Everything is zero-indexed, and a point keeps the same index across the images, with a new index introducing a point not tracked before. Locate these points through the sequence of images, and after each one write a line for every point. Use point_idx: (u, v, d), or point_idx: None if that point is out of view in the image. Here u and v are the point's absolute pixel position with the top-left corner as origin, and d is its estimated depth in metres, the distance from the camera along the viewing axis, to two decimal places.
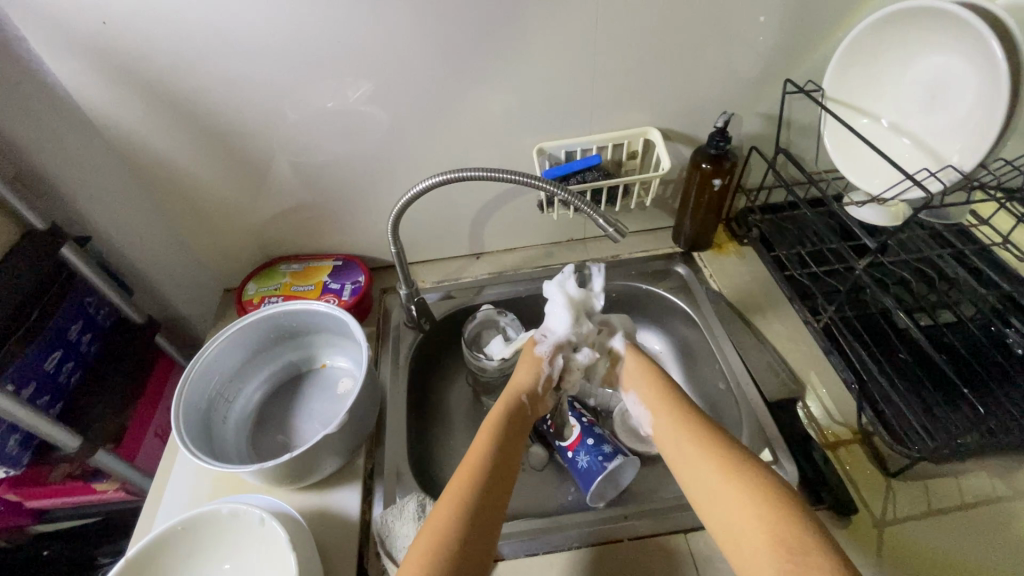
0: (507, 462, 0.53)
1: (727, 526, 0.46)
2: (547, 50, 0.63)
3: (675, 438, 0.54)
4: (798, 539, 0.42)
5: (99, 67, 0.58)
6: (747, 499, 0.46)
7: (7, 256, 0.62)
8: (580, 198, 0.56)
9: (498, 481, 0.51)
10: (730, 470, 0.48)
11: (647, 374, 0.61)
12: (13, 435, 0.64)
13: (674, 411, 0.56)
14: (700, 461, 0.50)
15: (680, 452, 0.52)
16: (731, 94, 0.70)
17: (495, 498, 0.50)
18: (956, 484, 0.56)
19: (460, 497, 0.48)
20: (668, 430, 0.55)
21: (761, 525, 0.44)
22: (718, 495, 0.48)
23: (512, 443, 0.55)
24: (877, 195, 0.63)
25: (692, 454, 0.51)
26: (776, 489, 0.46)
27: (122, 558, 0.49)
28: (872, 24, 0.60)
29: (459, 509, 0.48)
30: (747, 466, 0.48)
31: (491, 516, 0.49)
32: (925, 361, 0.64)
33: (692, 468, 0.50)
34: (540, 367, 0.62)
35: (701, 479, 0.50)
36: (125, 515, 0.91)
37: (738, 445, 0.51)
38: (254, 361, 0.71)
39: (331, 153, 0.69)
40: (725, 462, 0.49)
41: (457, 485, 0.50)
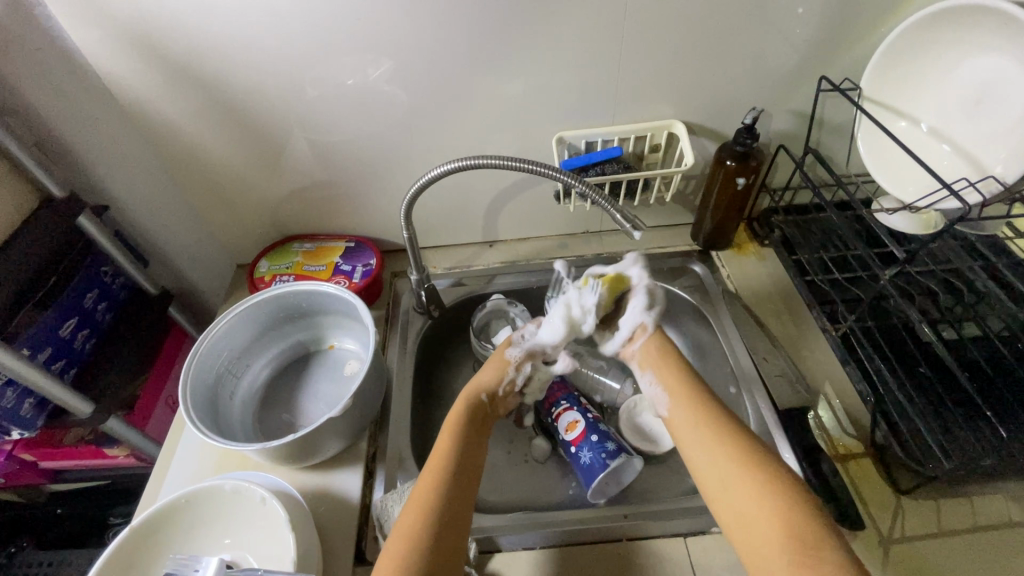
0: (467, 462, 0.53)
1: (738, 518, 0.46)
2: (573, 35, 0.60)
3: (689, 427, 0.53)
4: (812, 536, 0.42)
5: (118, 36, 0.57)
6: (762, 494, 0.45)
7: (26, 222, 0.63)
8: (598, 192, 0.55)
9: (460, 480, 0.51)
10: (747, 463, 0.48)
11: (665, 358, 0.60)
12: (28, 398, 0.66)
13: (691, 398, 0.55)
14: (715, 452, 0.50)
15: (693, 441, 0.52)
16: (763, 89, 0.67)
17: (461, 496, 0.50)
18: (968, 506, 0.54)
19: (426, 500, 0.49)
20: (685, 414, 0.55)
21: (776, 521, 0.44)
22: (732, 487, 0.47)
23: (473, 443, 0.56)
24: (909, 204, 0.60)
25: (706, 446, 0.51)
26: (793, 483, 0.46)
27: (127, 526, 0.50)
28: (919, 21, 0.56)
29: (425, 511, 0.48)
30: (765, 460, 0.48)
31: (457, 514, 0.49)
32: (946, 377, 0.62)
33: (706, 459, 0.50)
34: (505, 369, 0.63)
35: (715, 469, 0.49)
36: (135, 479, 0.93)
37: (755, 437, 0.51)
38: (263, 339, 0.72)
39: (348, 133, 0.69)
40: (741, 454, 0.49)
41: (421, 488, 0.50)
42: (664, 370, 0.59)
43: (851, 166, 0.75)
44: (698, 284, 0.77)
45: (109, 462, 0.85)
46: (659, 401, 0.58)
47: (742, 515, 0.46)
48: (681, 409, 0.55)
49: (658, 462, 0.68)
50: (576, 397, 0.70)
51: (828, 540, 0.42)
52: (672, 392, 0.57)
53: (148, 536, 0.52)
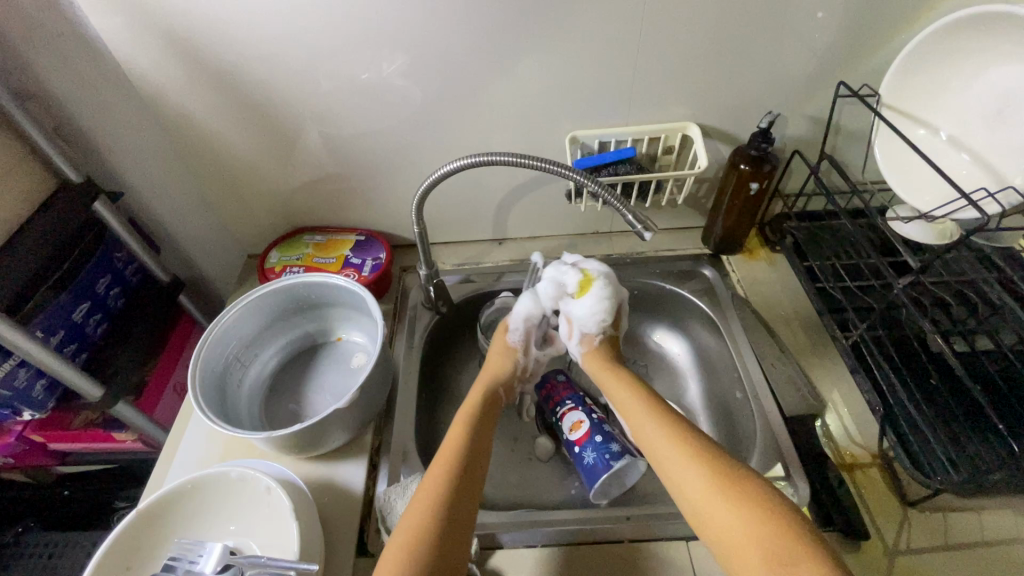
0: (477, 458, 0.53)
1: (715, 533, 0.45)
2: (590, 34, 0.60)
3: (655, 443, 0.53)
4: (788, 551, 0.41)
5: (138, 24, 0.58)
6: (735, 509, 0.44)
7: (44, 205, 0.64)
8: (611, 192, 0.55)
9: (469, 472, 0.51)
10: (718, 474, 0.47)
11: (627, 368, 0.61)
12: (39, 380, 0.66)
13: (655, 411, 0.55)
14: (681, 466, 0.49)
15: (661, 455, 0.51)
16: (779, 94, 0.67)
17: (469, 491, 0.50)
18: (977, 520, 0.53)
19: (437, 490, 0.48)
20: (657, 429, 0.53)
21: (751, 537, 0.43)
22: (705, 502, 0.46)
23: (484, 436, 0.56)
24: (926, 213, 0.59)
25: (675, 461, 0.50)
26: (769, 497, 0.45)
27: (133, 509, 0.51)
28: (943, 29, 0.55)
29: (436, 501, 0.48)
30: (736, 472, 0.47)
31: (465, 511, 0.48)
32: (957, 389, 0.61)
33: (676, 472, 0.49)
34: (512, 355, 0.67)
35: (684, 485, 0.48)
36: (141, 464, 0.94)
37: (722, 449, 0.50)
38: (272, 329, 0.72)
39: (360, 126, 0.69)
40: (713, 466, 0.48)
41: (429, 484, 0.49)
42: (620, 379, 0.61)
43: (867, 173, 0.74)
44: (708, 288, 0.77)
45: (117, 446, 0.86)
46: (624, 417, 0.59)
47: (717, 530, 0.45)
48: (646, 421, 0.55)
49: None
50: (581, 397, 0.70)
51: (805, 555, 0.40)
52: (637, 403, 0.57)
53: (154, 520, 0.52)
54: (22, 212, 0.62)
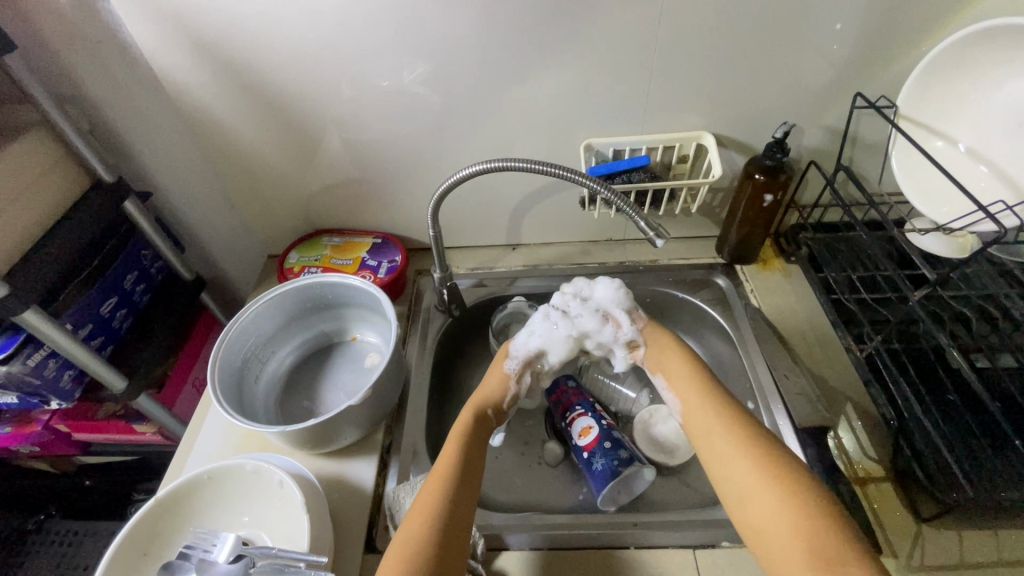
0: (469, 474, 0.53)
1: (758, 528, 0.45)
2: (608, 43, 0.61)
3: (707, 434, 0.52)
4: (835, 548, 0.40)
5: (172, 32, 0.60)
6: (783, 506, 0.44)
7: (78, 201, 0.67)
8: (623, 199, 0.55)
9: (464, 482, 0.52)
10: (773, 470, 0.46)
11: (674, 357, 0.61)
12: (67, 370, 0.69)
13: (711, 403, 0.54)
14: (735, 458, 0.49)
15: (713, 444, 0.51)
16: (796, 105, 0.67)
17: (463, 509, 0.50)
18: (994, 539, 0.52)
19: (432, 498, 0.49)
20: (706, 423, 0.53)
21: (795, 532, 0.42)
22: (752, 493, 0.46)
23: (476, 448, 0.56)
24: (943, 226, 0.59)
25: (727, 452, 0.49)
26: (815, 489, 0.44)
27: (153, 497, 0.53)
28: (960, 41, 0.55)
29: (430, 513, 0.48)
30: (790, 469, 0.46)
31: (460, 518, 0.49)
32: (975, 405, 0.60)
33: (725, 462, 0.49)
34: (506, 383, 0.64)
35: (732, 477, 0.48)
36: (158, 458, 0.97)
37: (783, 446, 0.49)
38: (289, 328, 0.74)
39: (381, 132, 0.71)
40: (765, 462, 0.47)
41: (421, 503, 0.49)
42: (675, 372, 0.60)
43: (885, 185, 0.73)
44: (721, 297, 0.77)
45: (137, 438, 0.88)
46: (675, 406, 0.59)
47: (759, 523, 0.45)
48: (699, 413, 0.55)
49: (672, 474, 0.68)
50: (590, 403, 0.70)
51: (854, 557, 0.39)
52: (689, 395, 0.56)
53: (171, 509, 0.54)
54: (58, 210, 0.65)
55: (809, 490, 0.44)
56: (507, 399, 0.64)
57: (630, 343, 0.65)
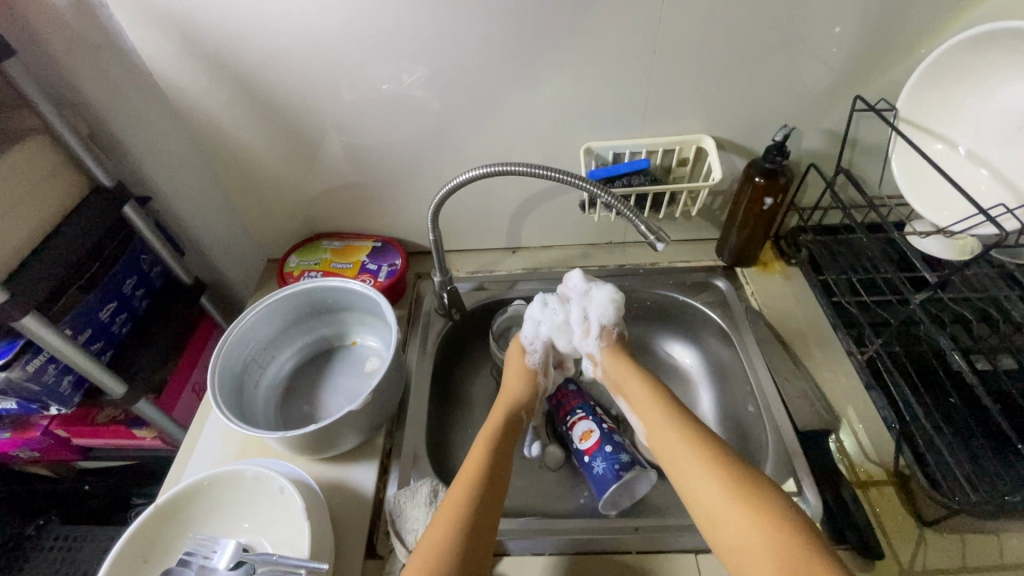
0: (498, 473, 0.54)
1: (734, 554, 0.44)
2: (608, 47, 0.61)
3: (673, 456, 0.52)
4: (808, 566, 0.40)
5: (172, 37, 0.60)
6: (755, 526, 0.43)
7: (77, 207, 0.67)
8: (623, 203, 0.55)
9: (498, 478, 0.53)
10: (741, 493, 0.46)
11: (636, 377, 0.61)
12: (66, 376, 0.69)
13: (675, 426, 0.54)
14: (702, 481, 0.48)
15: (680, 468, 0.51)
16: (796, 108, 0.67)
17: (493, 506, 0.51)
18: (997, 543, 0.52)
19: (464, 490, 0.51)
20: (670, 445, 0.53)
21: (771, 554, 0.42)
22: (723, 514, 0.46)
23: (507, 446, 0.58)
24: (943, 229, 0.59)
25: (694, 476, 0.49)
26: (786, 508, 0.44)
27: (152, 504, 0.52)
28: (959, 45, 0.55)
29: (462, 505, 0.49)
30: (760, 491, 0.46)
31: (491, 511, 0.50)
32: (977, 408, 0.60)
33: (692, 485, 0.49)
34: (532, 380, 0.66)
35: (704, 501, 0.47)
36: (158, 462, 0.96)
37: (749, 467, 0.49)
38: (289, 333, 0.74)
39: (381, 136, 0.71)
40: (733, 485, 0.47)
41: (451, 499, 0.50)
42: (640, 392, 0.60)
43: (885, 187, 0.73)
44: (721, 300, 0.76)
45: (137, 443, 0.88)
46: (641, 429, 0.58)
47: (734, 548, 0.44)
48: (664, 437, 0.54)
49: (673, 478, 0.68)
50: (591, 407, 0.70)
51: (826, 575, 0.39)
52: (653, 421, 0.56)
53: (171, 515, 0.54)
54: (57, 214, 0.65)
55: (779, 509, 0.44)
56: (534, 398, 0.66)
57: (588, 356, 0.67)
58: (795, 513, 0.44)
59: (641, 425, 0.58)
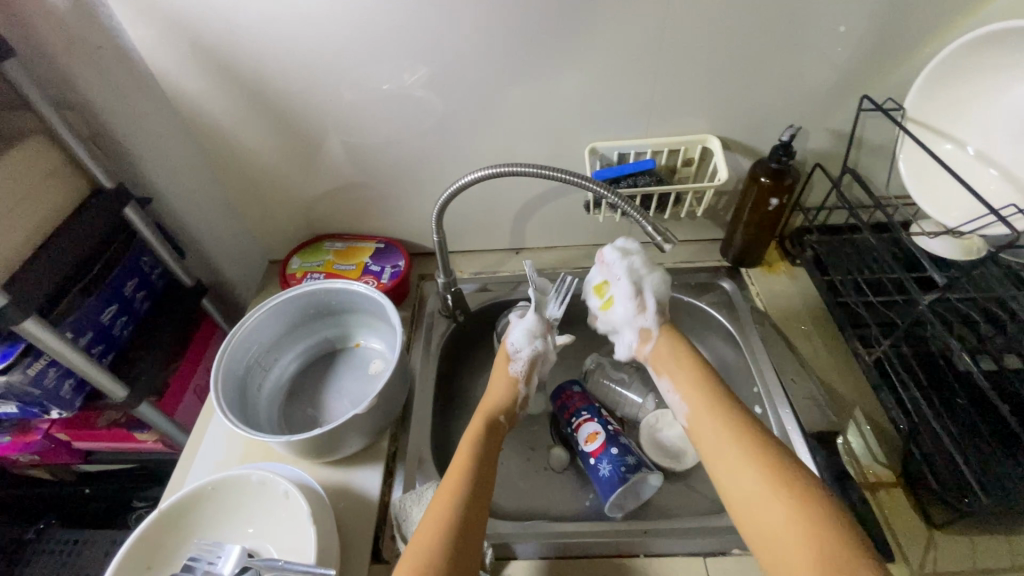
0: (481, 485, 0.52)
1: (769, 539, 0.44)
2: (613, 46, 0.61)
3: (714, 442, 0.52)
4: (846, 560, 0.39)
5: (173, 37, 0.60)
6: (795, 516, 0.43)
7: (78, 209, 0.66)
8: (630, 203, 0.55)
9: (478, 492, 0.51)
10: (780, 478, 0.46)
11: (680, 359, 0.61)
12: (66, 380, 0.68)
13: (718, 413, 0.53)
14: (743, 466, 0.48)
15: (718, 453, 0.51)
16: (802, 107, 0.66)
17: (479, 509, 0.50)
18: (1006, 545, 0.52)
19: (446, 508, 0.49)
20: (713, 429, 0.53)
21: (806, 539, 0.41)
22: (762, 503, 0.45)
23: (489, 455, 0.56)
24: (952, 229, 0.59)
25: (735, 463, 0.49)
26: (828, 502, 0.44)
27: (156, 510, 0.52)
28: (967, 44, 0.55)
29: (444, 522, 0.48)
30: (799, 481, 0.45)
31: (474, 526, 0.49)
32: (984, 409, 0.60)
33: (733, 470, 0.49)
34: (515, 386, 0.65)
35: (742, 487, 0.47)
36: (159, 466, 0.96)
37: (789, 454, 0.48)
38: (293, 335, 0.73)
39: (384, 137, 0.70)
40: (772, 471, 0.47)
41: (435, 510, 0.49)
42: (681, 372, 0.60)
43: (890, 187, 0.73)
44: (726, 301, 0.76)
45: (139, 447, 0.87)
46: (679, 409, 0.58)
47: (768, 532, 0.44)
48: (706, 421, 0.54)
49: (679, 479, 0.68)
50: (596, 408, 0.70)
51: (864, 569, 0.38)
52: (696, 405, 0.56)
53: (175, 521, 0.53)
54: (58, 217, 0.64)
55: (822, 502, 0.44)
56: (517, 402, 0.64)
57: (642, 331, 0.65)
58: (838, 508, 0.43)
59: (680, 408, 0.58)
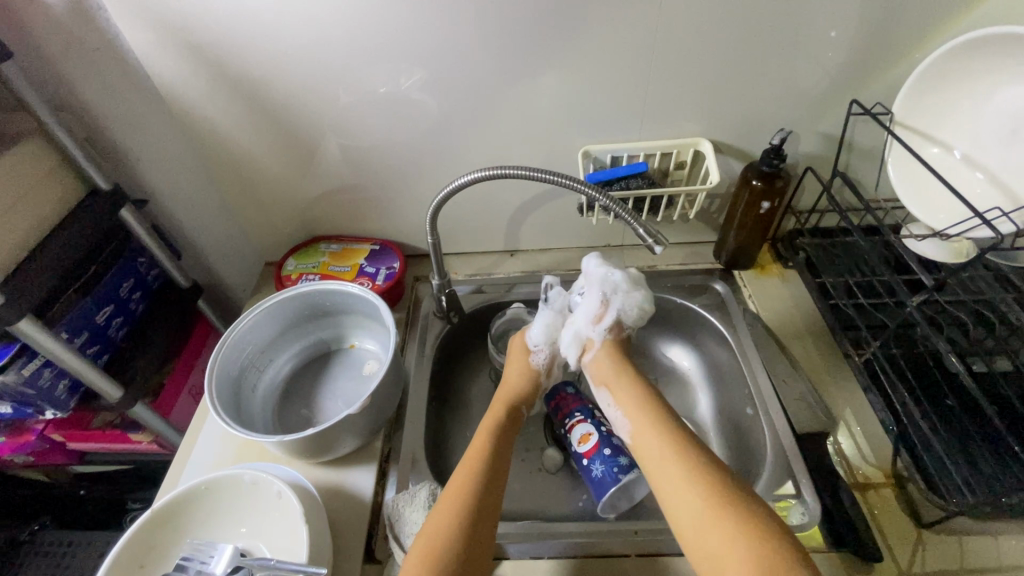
0: (498, 464, 0.54)
1: (708, 560, 0.43)
2: (606, 50, 0.62)
3: (657, 459, 0.51)
4: None
5: (170, 40, 0.60)
6: (737, 540, 0.43)
7: (74, 211, 0.66)
8: (621, 206, 0.55)
9: (495, 474, 0.52)
10: (721, 503, 0.45)
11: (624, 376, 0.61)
12: (62, 380, 0.68)
13: (663, 432, 0.53)
14: (684, 488, 0.48)
15: (660, 472, 0.50)
16: (792, 111, 0.67)
17: (492, 496, 0.51)
18: (995, 544, 0.52)
19: (462, 487, 0.50)
20: (655, 446, 0.52)
21: (746, 565, 0.41)
22: (703, 524, 0.45)
23: (505, 439, 0.57)
24: (940, 231, 0.59)
25: (676, 483, 0.48)
26: (770, 523, 0.44)
27: (149, 509, 0.52)
28: (954, 49, 0.56)
29: (460, 502, 0.49)
30: (743, 504, 0.45)
31: (490, 507, 0.50)
32: (974, 410, 0.60)
33: (673, 491, 0.48)
34: (534, 377, 0.67)
35: (683, 508, 0.47)
36: (154, 467, 0.96)
37: (732, 477, 0.48)
38: (287, 335, 0.74)
39: (379, 139, 0.71)
40: (715, 494, 0.46)
41: (452, 490, 0.50)
42: (624, 388, 0.60)
43: (881, 191, 0.74)
44: (719, 303, 0.77)
45: (134, 448, 0.88)
46: (621, 425, 0.58)
47: (709, 556, 0.43)
48: (649, 439, 0.53)
49: None
50: (590, 409, 0.70)
51: None
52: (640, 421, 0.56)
53: (169, 520, 0.53)
54: (53, 217, 0.65)
55: (765, 524, 0.44)
56: (534, 391, 0.66)
57: (585, 340, 0.66)
58: (779, 529, 0.43)
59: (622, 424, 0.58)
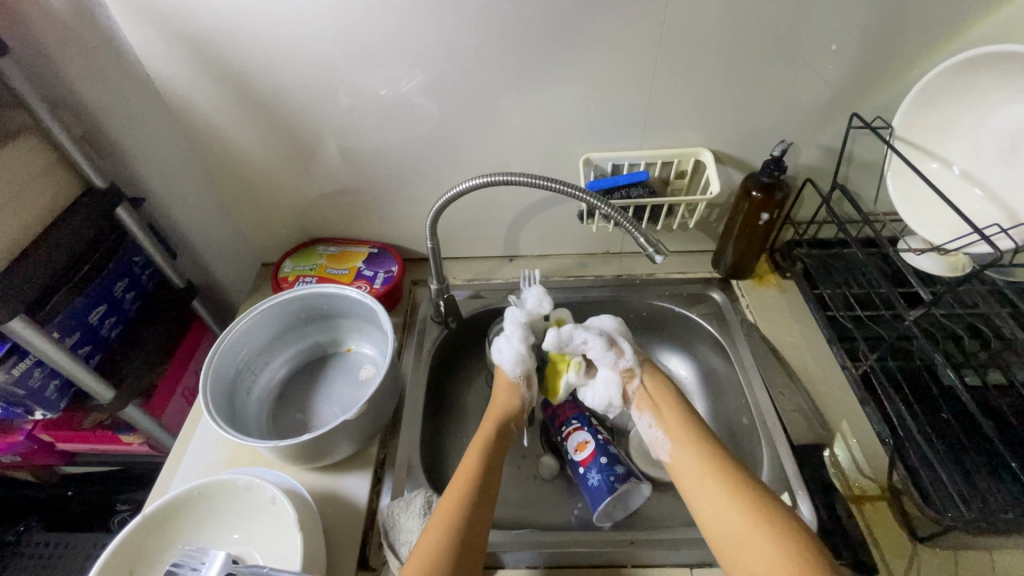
0: (489, 483, 0.54)
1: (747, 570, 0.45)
2: (608, 58, 0.62)
3: (694, 477, 0.53)
4: None
5: (170, 39, 0.60)
6: (774, 551, 0.45)
7: (68, 209, 0.65)
8: (622, 214, 0.55)
9: (484, 492, 0.53)
10: (761, 516, 0.47)
11: (664, 400, 0.62)
12: (52, 380, 0.67)
13: (701, 451, 0.55)
14: (726, 505, 0.50)
15: (700, 492, 0.52)
16: (793, 123, 0.67)
17: (481, 518, 0.51)
18: (989, 559, 0.52)
19: (453, 504, 0.51)
20: (694, 466, 0.54)
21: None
22: (744, 538, 0.47)
23: (497, 457, 0.58)
24: (938, 246, 0.60)
25: (717, 501, 0.50)
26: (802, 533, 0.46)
27: (138, 515, 0.51)
28: (954, 67, 0.56)
29: (450, 521, 0.49)
30: (778, 515, 0.47)
31: (479, 526, 0.50)
32: (968, 424, 0.61)
33: (715, 510, 0.50)
34: (517, 390, 0.65)
35: (725, 524, 0.49)
36: (144, 469, 0.95)
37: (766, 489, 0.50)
38: (283, 339, 0.73)
39: (378, 142, 0.70)
40: (754, 510, 0.48)
41: (442, 508, 0.51)
42: (662, 412, 0.61)
43: (879, 204, 0.74)
44: (717, 312, 0.77)
45: (124, 449, 0.86)
46: (659, 444, 0.59)
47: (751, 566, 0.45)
48: (689, 460, 0.55)
49: (667, 490, 0.68)
50: (587, 417, 0.70)
51: None
52: (677, 441, 0.57)
53: (160, 526, 0.53)
54: (48, 215, 0.64)
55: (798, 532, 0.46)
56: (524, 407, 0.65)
57: (624, 373, 0.64)
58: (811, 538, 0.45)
59: (658, 444, 0.60)
